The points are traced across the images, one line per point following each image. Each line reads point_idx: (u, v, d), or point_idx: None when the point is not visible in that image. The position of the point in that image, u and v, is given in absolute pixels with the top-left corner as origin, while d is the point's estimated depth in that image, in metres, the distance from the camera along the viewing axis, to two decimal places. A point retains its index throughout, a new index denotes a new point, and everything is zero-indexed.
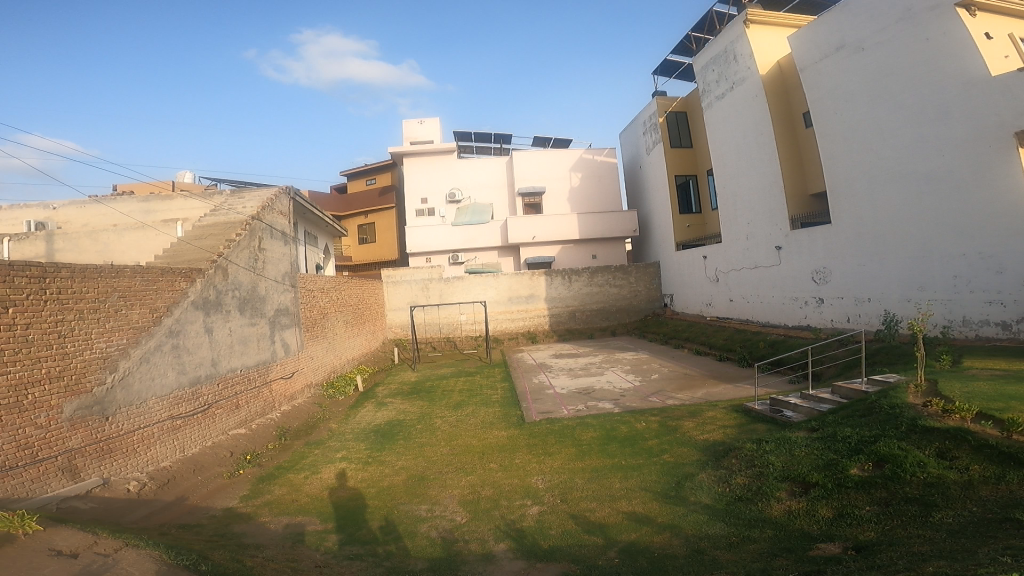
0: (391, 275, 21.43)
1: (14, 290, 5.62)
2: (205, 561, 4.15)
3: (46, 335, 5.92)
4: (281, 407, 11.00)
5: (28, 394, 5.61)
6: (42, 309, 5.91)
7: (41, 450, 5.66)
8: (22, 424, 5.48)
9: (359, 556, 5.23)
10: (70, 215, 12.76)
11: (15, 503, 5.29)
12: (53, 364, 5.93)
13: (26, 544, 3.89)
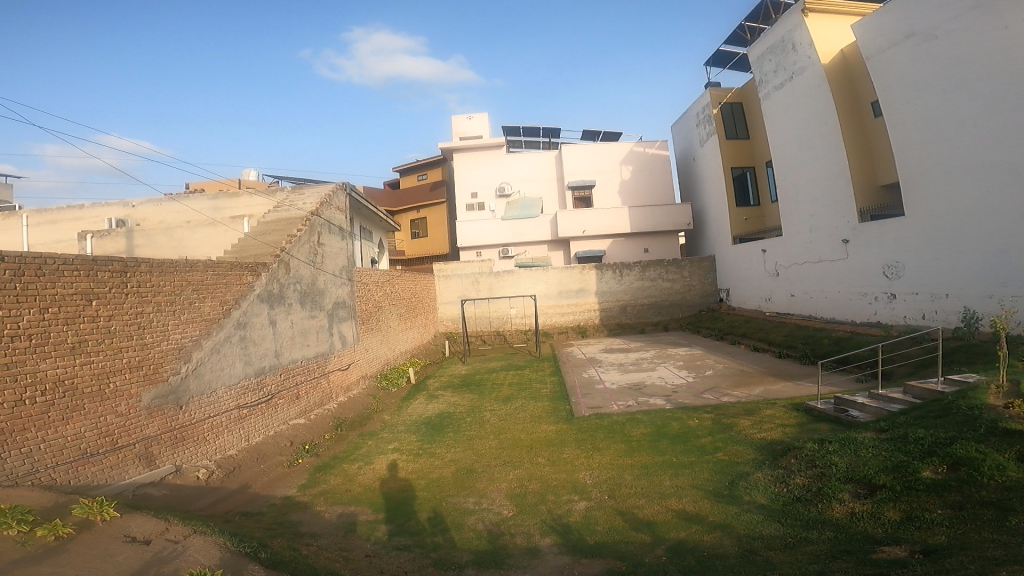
0: (442, 269, 21.80)
1: (99, 283, 6.09)
2: (263, 551, 4.36)
3: (128, 325, 6.41)
4: (338, 397, 11.44)
5: (111, 382, 6.09)
6: (123, 301, 6.39)
7: (121, 437, 6.11)
8: (104, 412, 5.95)
9: (408, 547, 5.41)
10: (147, 212, 13.68)
11: (96, 489, 5.72)
12: (134, 354, 6.41)
13: (105, 530, 4.18)
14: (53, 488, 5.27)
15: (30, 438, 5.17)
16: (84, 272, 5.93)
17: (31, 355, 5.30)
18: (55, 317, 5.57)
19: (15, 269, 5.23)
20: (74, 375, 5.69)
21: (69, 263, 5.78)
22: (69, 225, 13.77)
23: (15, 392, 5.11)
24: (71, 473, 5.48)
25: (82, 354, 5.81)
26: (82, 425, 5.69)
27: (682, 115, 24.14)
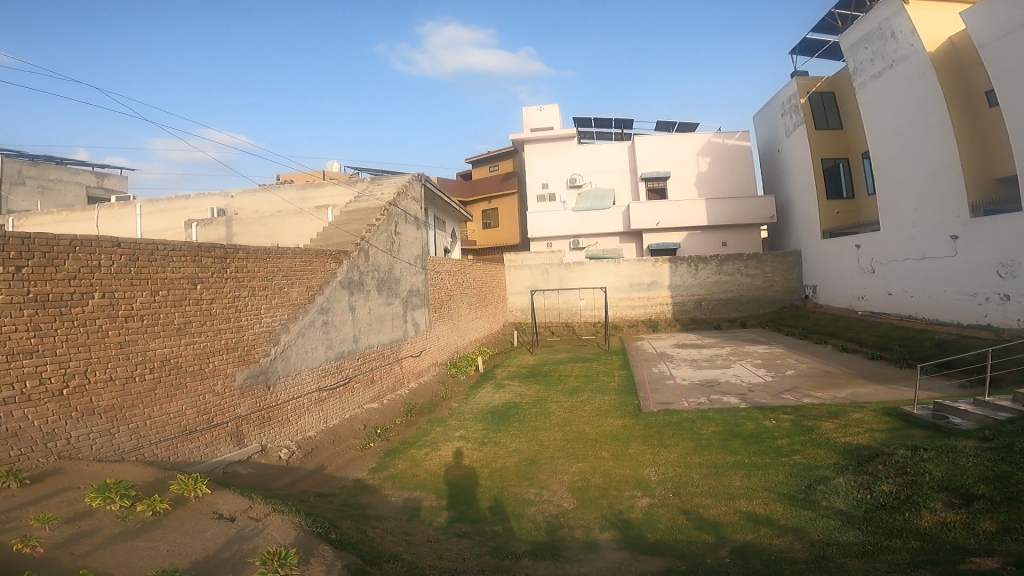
0: (513, 259, 21.98)
1: (202, 268, 6.68)
2: (333, 533, 4.63)
3: (227, 308, 6.99)
4: (410, 382, 11.87)
5: (210, 361, 6.67)
6: (223, 285, 6.96)
7: (216, 416, 6.69)
8: (203, 390, 6.54)
9: (467, 534, 5.59)
10: (244, 203, 14.74)
11: (193, 465, 6.30)
12: (230, 336, 6.99)
13: (196, 506, 4.60)
14: (155, 462, 5.85)
15: (139, 414, 5.76)
16: (191, 258, 6.52)
17: (143, 335, 5.90)
18: (164, 300, 6.17)
19: (132, 255, 5.82)
20: (179, 354, 6.28)
21: (178, 250, 6.37)
22: (174, 215, 14.91)
23: (129, 368, 5.71)
24: (170, 450, 6.04)
25: (186, 335, 6.40)
26: (183, 402, 6.27)
27: (766, 105, 22.92)
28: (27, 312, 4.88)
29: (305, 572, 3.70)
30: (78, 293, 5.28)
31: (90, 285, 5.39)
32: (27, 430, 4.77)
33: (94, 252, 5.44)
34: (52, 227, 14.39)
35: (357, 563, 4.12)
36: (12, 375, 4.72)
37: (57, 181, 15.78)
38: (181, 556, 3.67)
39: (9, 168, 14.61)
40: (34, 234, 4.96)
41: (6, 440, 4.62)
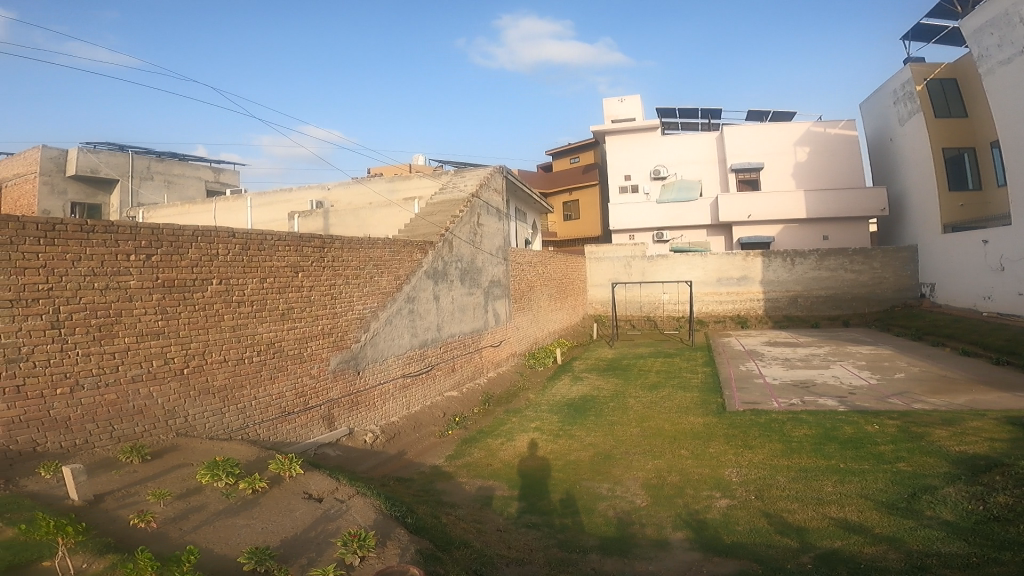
0: (594, 251, 21.82)
1: (303, 258, 7.22)
2: (408, 518, 4.90)
3: (325, 295, 7.52)
4: (489, 372, 12.17)
5: (309, 346, 7.23)
6: (321, 273, 7.49)
7: (311, 399, 7.23)
8: (302, 373, 7.09)
9: (536, 525, 5.74)
10: (339, 196, 15.35)
11: (289, 445, 6.85)
12: (327, 322, 7.53)
13: (290, 486, 5.02)
14: (257, 442, 6.42)
15: (245, 394, 6.36)
16: (293, 248, 7.06)
17: (251, 320, 6.49)
18: (270, 287, 6.74)
19: (244, 245, 6.40)
20: (281, 338, 6.85)
21: (283, 241, 6.92)
22: (279, 207, 15.87)
23: (239, 350, 6.31)
24: (271, 430, 6.62)
25: (288, 320, 6.96)
26: (284, 384, 6.84)
27: (875, 92, 21.20)
28: (156, 297, 5.51)
29: (382, 555, 3.98)
30: (198, 280, 5.89)
31: (207, 273, 5.99)
32: (152, 407, 5.40)
33: (212, 242, 6.04)
34: (176, 219, 16.19)
35: (429, 548, 4.36)
36: (142, 355, 5.36)
37: (180, 175, 17.43)
38: (273, 534, 4.06)
39: (140, 165, 16.24)
40: (163, 227, 5.58)
41: (136, 417, 5.27)
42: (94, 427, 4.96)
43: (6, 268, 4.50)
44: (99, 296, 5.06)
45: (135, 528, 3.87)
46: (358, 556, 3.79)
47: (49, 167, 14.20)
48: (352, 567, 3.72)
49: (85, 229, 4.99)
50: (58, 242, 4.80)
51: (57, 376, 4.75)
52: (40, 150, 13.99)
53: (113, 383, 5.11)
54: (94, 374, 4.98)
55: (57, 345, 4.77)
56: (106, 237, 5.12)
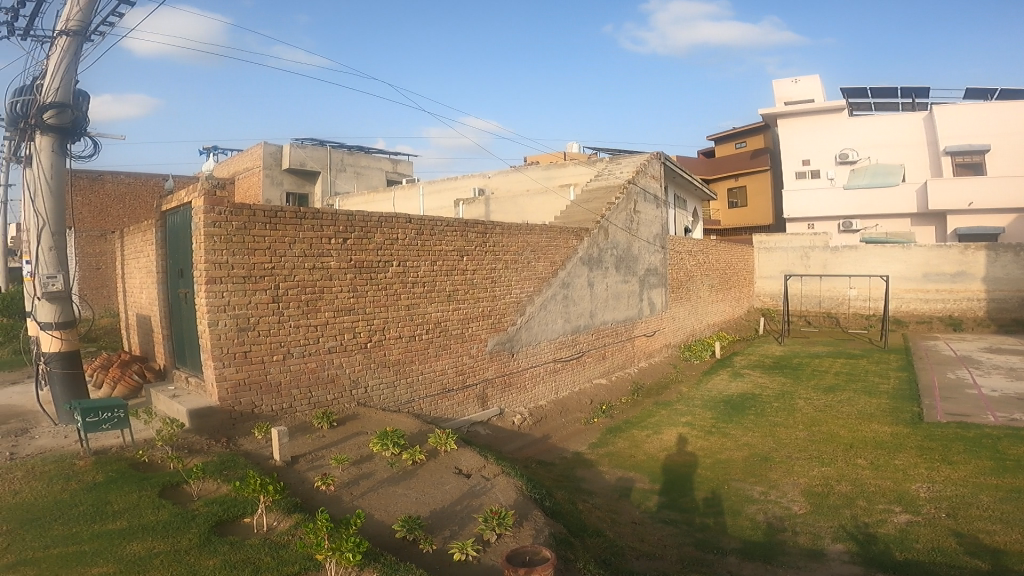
0: (765, 241, 20.14)
1: (468, 242, 7.58)
2: (545, 502, 4.95)
3: (487, 278, 7.88)
4: (640, 362, 11.87)
5: (471, 327, 7.64)
6: (483, 258, 7.83)
7: (469, 378, 7.64)
8: (462, 352, 7.51)
9: (674, 522, 5.49)
10: (499, 183, 15.87)
11: (447, 420, 7.32)
12: (488, 304, 7.90)
13: (443, 460, 5.32)
14: (420, 415, 6.95)
15: (415, 369, 6.90)
16: (460, 233, 7.45)
17: (423, 300, 6.99)
18: (440, 269, 7.19)
19: (419, 230, 6.88)
20: (447, 319, 7.30)
21: (453, 226, 7.34)
22: (446, 194, 16.68)
23: (412, 327, 6.85)
24: (433, 404, 7.13)
25: (454, 301, 7.39)
26: (447, 362, 7.31)
27: None
28: (349, 276, 6.15)
29: (519, 533, 4.05)
30: (382, 262, 6.47)
31: (389, 256, 6.55)
32: (341, 376, 6.09)
33: (394, 227, 6.58)
34: (363, 206, 17.14)
35: (563, 532, 4.37)
36: (336, 329, 6.05)
37: (367, 167, 19.08)
38: (424, 505, 4.32)
39: (336, 158, 18.14)
40: (356, 213, 6.18)
41: (327, 385, 5.98)
42: (295, 392, 5.72)
43: (241, 250, 5.32)
44: (306, 275, 5.78)
45: (317, 489, 4.34)
46: (495, 533, 3.89)
47: (269, 160, 16.79)
48: (490, 543, 3.83)
49: (298, 215, 5.70)
50: (277, 227, 5.55)
51: (271, 344, 5.55)
52: (263, 146, 16.60)
53: (312, 353, 5.84)
54: (299, 344, 5.74)
55: (274, 317, 5.55)
56: (313, 222, 5.81)
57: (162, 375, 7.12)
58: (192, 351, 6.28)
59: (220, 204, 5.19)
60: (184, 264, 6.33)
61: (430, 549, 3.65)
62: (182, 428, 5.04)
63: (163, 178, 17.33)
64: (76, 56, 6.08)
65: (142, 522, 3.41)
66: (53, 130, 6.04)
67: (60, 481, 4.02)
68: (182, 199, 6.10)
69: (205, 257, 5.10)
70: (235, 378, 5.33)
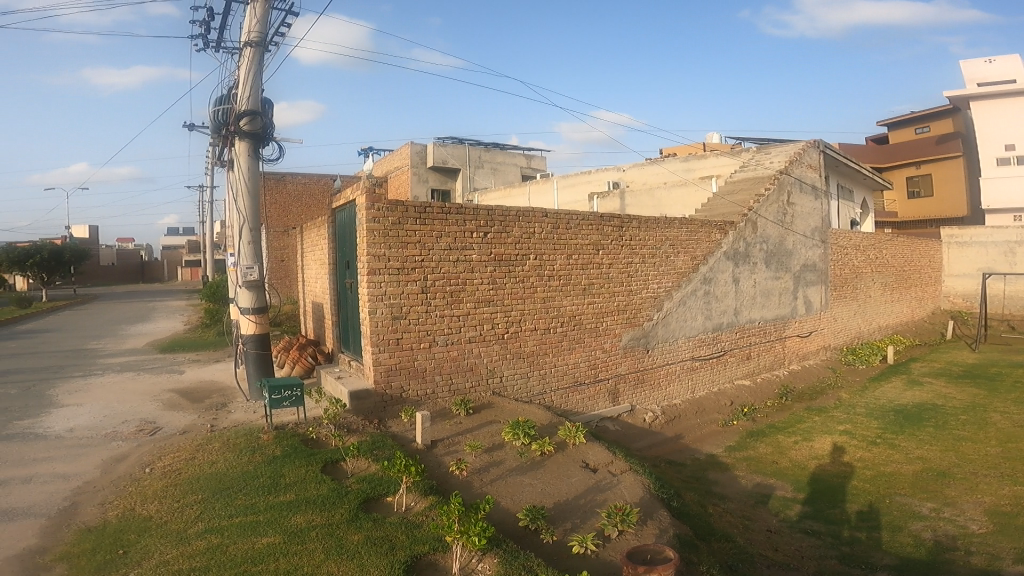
0: (956, 235, 17.59)
1: (604, 237, 7.58)
2: (672, 502, 4.87)
3: (624, 272, 7.84)
4: (791, 364, 11.00)
5: (605, 321, 7.65)
6: (620, 252, 7.78)
7: (601, 373, 7.66)
8: (596, 347, 7.56)
9: (816, 533, 5.10)
10: (634, 176, 15.37)
11: (577, 414, 7.42)
12: (624, 299, 7.86)
13: (571, 453, 5.41)
14: (550, 407, 7.11)
15: (548, 362, 7.08)
16: (596, 228, 7.47)
17: (558, 293, 7.14)
18: (576, 263, 7.29)
19: (555, 225, 7.02)
20: (582, 313, 7.39)
21: (589, 220, 7.40)
22: (580, 189, 16.37)
23: (547, 320, 7.04)
24: (564, 397, 7.28)
25: (589, 295, 7.46)
26: (580, 356, 7.40)
27: None
28: (489, 270, 6.48)
29: (641, 532, 4.03)
30: (520, 256, 6.73)
31: (527, 250, 6.79)
32: (478, 365, 6.46)
33: (531, 222, 6.79)
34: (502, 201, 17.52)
35: (688, 534, 4.28)
36: (476, 319, 6.42)
37: (503, 163, 19.67)
38: (548, 497, 4.45)
39: (474, 154, 18.92)
40: (496, 209, 6.48)
41: (466, 373, 6.37)
42: (438, 379, 6.18)
43: (396, 244, 5.84)
44: (450, 267, 6.19)
45: (452, 474, 4.67)
46: (617, 530, 3.90)
47: (416, 160, 18.04)
48: (610, 539, 3.86)
49: (444, 211, 6.12)
50: (426, 222, 6.01)
51: (418, 332, 6.04)
52: (410, 146, 17.89)
53: (454, 341, 6.27)
54: (442, 332, 6.19)
55: (421, 306, 6.04)
56: (457, 218, 6.20)
57: (332, 357, 8.13)
58: (354, 337, 7.03)
59: (379, 201, 5.73)
60: (350, 256, 7.07)
61: (550, 540, 3.77)
62: (345, 407, 5.65)
63: (331, 179, 19.39)
64: (259, 65, 7.01)
65: (304, 496, 3.91)
66: (246, 134, 7.05)
67: (247, 454, 4.73)
68: (348, 196, 6.85)
69: (366, 250, 5.68)
70: (388, 363, 5.87)
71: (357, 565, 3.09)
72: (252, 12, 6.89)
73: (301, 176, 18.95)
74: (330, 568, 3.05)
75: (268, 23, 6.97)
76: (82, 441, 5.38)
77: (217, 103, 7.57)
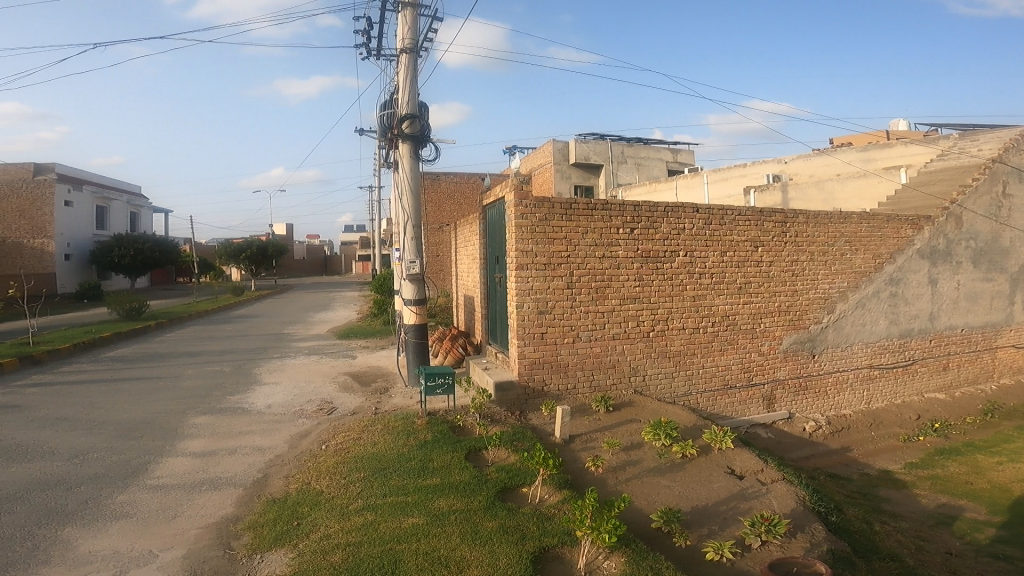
0: None
1: (764, 232, 7.14)
2: (830, 516, 4.49)
3: (784, 271, 7.31)
4: (1001, 378, 9.43)
5: (762, 322, 7.22)
6: (783, 249, 7.28)
7: (756, 376, 7.25)
8: (750, 349, 7.17)
9: (1009, 560, 4.51)
10: (799, 168, 12.90)
11: (727, 418, 7.11)
12: (784, 298, 7.35)
13: (716, 457, 5.19)
14: (697, 410, 6.91)
15: (697, 362, 6.86)
16: (755, 223, 7.07)
17: (711, 291, 6.88)
18: (731, 260, 6.95)
19: (708, 220, 6.76)
20: (736, 312, 7.04)
21: (745, 215, 7.00)
22: (733, 182, 13.91)
23: (696, 319, 6.81)
24: (711, 400, 7.01)
25: (744, 294, 7.07)
26: (732, 358, 7.07)
27: None
28: (636, 266, 6.43)
29: (787, 544, 3.78)
30: (668, 252, 6.58)
31: (675, 246, 6.62)
32: (621, 362, 6.45)
33: (682, 217, 6.61)
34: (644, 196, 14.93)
35: (846, 550, 3.94)
36: (621, 316, 6.42)
37: (647, 158, 19.17)
38: (686, 500, 4.33)
39: (616, 150, 18.66)
40: (645, 204, 6.41)
41: (608, 370, 6.41)
42: (580, 374, 6.28)
43: (542, 240, 6.01)
44: (596, 263, 6.25)
45: (587, 470, 4.72)
46: (760, 539, 3.70)
47: (558, 157, 18.23)
48: (751, 548, 3.67)
49: (590, 207, 6.19)
50: (572, 218, 6.12)
51: (562, 327, 6.18)
52: (553, 143, 18.09)
53: (597, 337, 6.33)
54: (586, 328, 6.28)
55: (566, 301, 6.17)
56: (603, 213, 6.24)
57: (480, 349, 8.60)
58: (502, 331, 7.36)
59: (526, 198, 5.92)
60: (499, 252, 7.40)
61: (683, 545, 3.67)
62: (490, 398, 5.95)
63: (480, 178, 20.28)
64: (414, 70, 7.59)
65: (449, 481, 4.22)
66: (408, 136, 7.62)
67: (404, 437, 5.21)
68: (498, 195, 7.20)
69: (515, 246, 5.92)
70: (533, 357, 6.08)
71: (488, 551, 3.27)
72: (405, 21, 7.54)
73: (454, 175, 20.09)
74: (464, 552, 3.26)
75: (418, 29, 7.58)
76: (276, 417, 6.31)
77: (382, 110, 8.30)
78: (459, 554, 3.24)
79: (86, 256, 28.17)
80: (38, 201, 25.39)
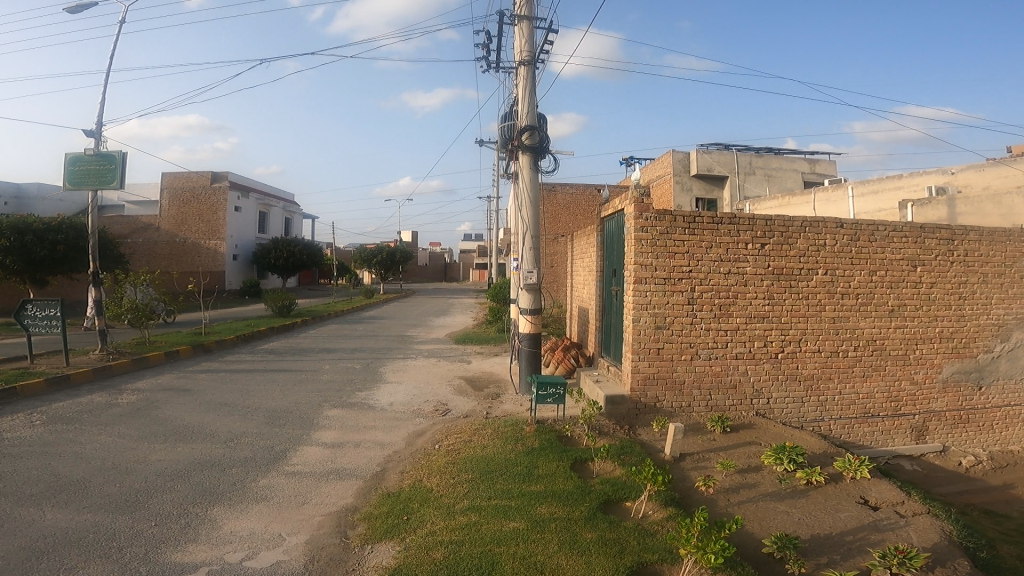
0: None
1: (925, 249, 6.41)
2: (983, 557, 3.96)
3: (947, 294, 6.52)
4: None
5: (916, 349, 6.48)
6: (948, 269, 6.49)
7: (904, 406, 6.53)
8: (900, 376, 6.46)
9: None
10: (969, 179, 10.67)
11: (867, 448, 6.46)
12: (946, 323, 6.55)
13: (846, 487, 4.73)
14: (831, 437, 6.35)
15: (833, 387, 6.31)
16: (912, 239, 6.37)
17: (855, 313, 6.29)
18: (881, 280, 6.32)
19: (853, 235, 6.21)
20: (885, 336, 6.38)
21: (899, 231, 6.34)
22: (887, 195, 11.85)
23: (836, 342, 6.27)
24: (847, 428, 6.41)
25: (896, 317, 6.39)
26: (876, 385, 6.41)
27: None
28: (765, 283, 6.08)
29: None
30: (804, 269, 6.13)
31: (814, 264, 6.15)
32: (744, 383, 6.11)
33: (821, 232, 6.13)
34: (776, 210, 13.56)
35: None
36: (746, 334, 6.08)
37: (779, 169, 17.98)
38: (806, 528, 3.99)
39: (744, 161, 17.70)
40: (777, 218, 6.04)
41: (728, 390, 6.09)
42: (696, 393, 6.04)
43: (663, 253, 5.87)
44: (720, 279, 5.99)
45: (697, 489, 4.53)
46: (890, 572, 3.31)
47: (679, 168, 17.68)
48: None
49: (715, 221, 5.95)
50: (695, 232, 5.92)
51: (680, 343, 5.98)
52: (673, 154, 17.61)
53: (718, 355, 6.05)
54: (706, 346, 6.02)
55: (686, 318, 5.97)
56: (730, 228, 5.97)
57: (593, 360, 8.55)
58: (616, 344, 7.26)
59: (646, 210, 5.82)
60: (616, 264, 7.33)
61: (796, 573, 3.37)
62: (600, 410, 5.89)
63: (597, 189, 20.23)
64: (531, 81, 7.77)
65: (552, 488, 4.25)
66: (528, 147, 7.80)
67: (512, 442, 5.31)
68: (617, 206, 7.16)
69: (633, 259, 5.84)
70: (646, 372, 5.94)
71: (585, 561, 3.24)
72: (521, 35, 7.75)
73: (571, 187, 20.22)
74: (560, 560, 3.26)
75: (535, 40, 7.75)
76: (397, 415, 6.72)
77: (503, 122, 8.57)
78: (555, 561, 3.24)
79: (248, 257, 31.89)
80: (213, 206, 29.00)
